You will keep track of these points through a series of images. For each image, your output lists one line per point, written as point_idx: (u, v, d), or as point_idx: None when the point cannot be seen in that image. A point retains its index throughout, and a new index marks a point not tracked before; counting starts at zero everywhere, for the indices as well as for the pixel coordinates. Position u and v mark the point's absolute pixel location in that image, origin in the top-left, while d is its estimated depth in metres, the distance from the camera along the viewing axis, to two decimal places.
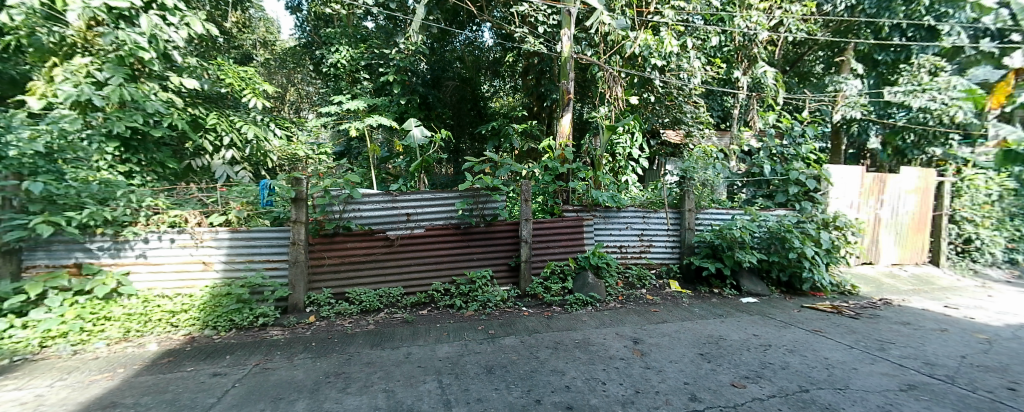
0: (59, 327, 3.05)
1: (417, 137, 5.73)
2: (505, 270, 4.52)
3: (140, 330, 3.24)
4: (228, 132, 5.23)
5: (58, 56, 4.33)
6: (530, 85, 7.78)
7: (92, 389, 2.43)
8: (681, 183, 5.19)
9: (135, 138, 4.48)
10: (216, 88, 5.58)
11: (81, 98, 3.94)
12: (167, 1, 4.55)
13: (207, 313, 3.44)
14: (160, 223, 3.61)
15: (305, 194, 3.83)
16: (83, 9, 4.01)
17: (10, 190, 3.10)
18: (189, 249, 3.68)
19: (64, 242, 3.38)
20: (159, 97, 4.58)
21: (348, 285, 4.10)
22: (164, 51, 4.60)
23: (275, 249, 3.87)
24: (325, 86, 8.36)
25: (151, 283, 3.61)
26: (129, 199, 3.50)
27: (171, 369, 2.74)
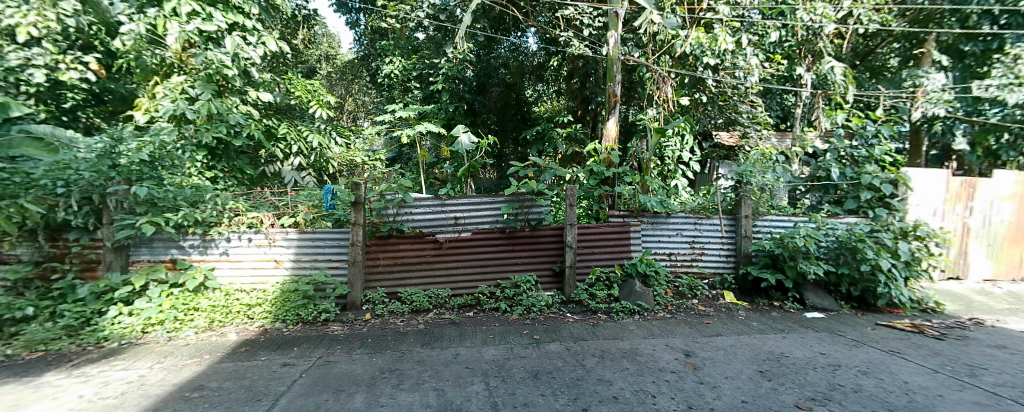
0: (158, 315, 3.45)
1: (465, 143, 5.86)
2: (549, 275, 4.51)
3: (222, 320, 3.61)
4: (296, 141, 5.75)
5: (159, 75, 4.94)
6: (574, 88, 7.74)
7: (184, 372, 2.72)
8: (736, 188, 4.91)
9: (220, 148, 5.09)
10: (284, 100, 6.10)
11: (177, 112, 4.50)
12: (247, 23, 5.11)
13: (278, 307, 3.74)
14: (240, 224, 3.98)
15: (364, 199, 4.06)
16: (180, 33, 4.56)
17: (122, 194, 3.57)
18: (264, 248, 4.02)
19: (163, 240, 3.83)
20: (239, 110, 5.09)
21: (399, 285, 4.28)
22: (243, 68, 5.12)
23: (336, 249, 4.13)
24: (379, 96, 8.83)
25: (232, 277, 3.99)
26: (217, 202, 3.89)
27: (248, 357, 3.01)
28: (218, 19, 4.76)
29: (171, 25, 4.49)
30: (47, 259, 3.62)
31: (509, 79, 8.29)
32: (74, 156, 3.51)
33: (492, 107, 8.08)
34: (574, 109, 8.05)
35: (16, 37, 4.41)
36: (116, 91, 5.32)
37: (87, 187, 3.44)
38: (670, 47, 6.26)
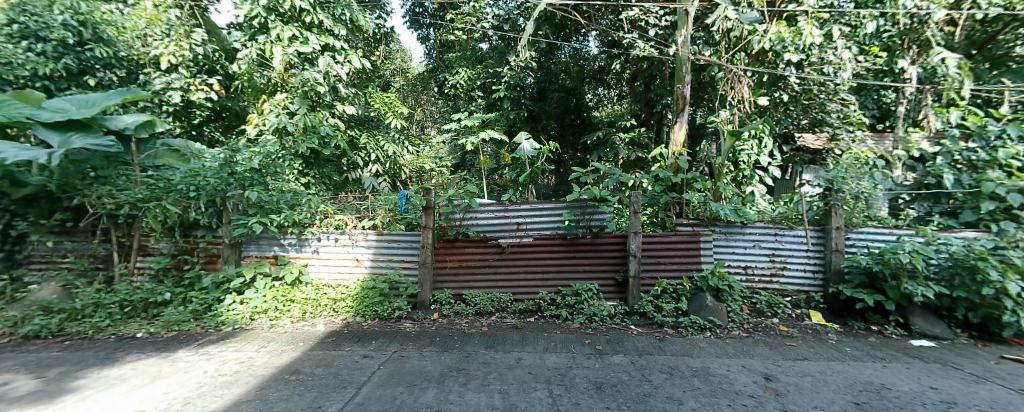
0: (262, 304, 3.95)
1: (527, 150, 5.94)
2: (611, 285, 4.37)
3: (313, 312, 4.00)
4: (375, 150, 6.37)
5: (266, 94, 5.67)
6: (638, 91, 7.51)
7: (283, 357, 3.06)
8: (825, 196, 4.41)
9: (313, 157, 5.74)
10: (363, 111, 6.64)
11: (280, 126, 5.23)
12: (336, 44, 5.70)
13: (358, 303, 4.06)
14: (329, 225, 4.39)
15: (434, 203, 4.28)
16: (283, 56, 5.23)
17: (237, 197, 4.14)
18: (348, 248, 4.40)
19: (268, 238, 4.35)
20: (329, 122, 5.70)
21: (463, 288, 4.43)
22: (332, 84, 5.71)
23: (409, 250, 4.40)
24: (445, 106, 9.28)
25: (322, 273, 4.41)
26: (310, 205, 4.32)
27: (334, 347, 3.31)
28: (312, 42, 5.41)
29: (275, 50, 5.18)
30: (181, 252, 4.28)
31: (571, 85, 8.26)
32: (203, 167, 4.20)
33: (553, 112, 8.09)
34: (637, 112, 7.76)
35: (161, 65, 5.29)
36: (232, 108, 6.17)
37: (210, 191, 4.08)
38: (746, 42, 5.81)
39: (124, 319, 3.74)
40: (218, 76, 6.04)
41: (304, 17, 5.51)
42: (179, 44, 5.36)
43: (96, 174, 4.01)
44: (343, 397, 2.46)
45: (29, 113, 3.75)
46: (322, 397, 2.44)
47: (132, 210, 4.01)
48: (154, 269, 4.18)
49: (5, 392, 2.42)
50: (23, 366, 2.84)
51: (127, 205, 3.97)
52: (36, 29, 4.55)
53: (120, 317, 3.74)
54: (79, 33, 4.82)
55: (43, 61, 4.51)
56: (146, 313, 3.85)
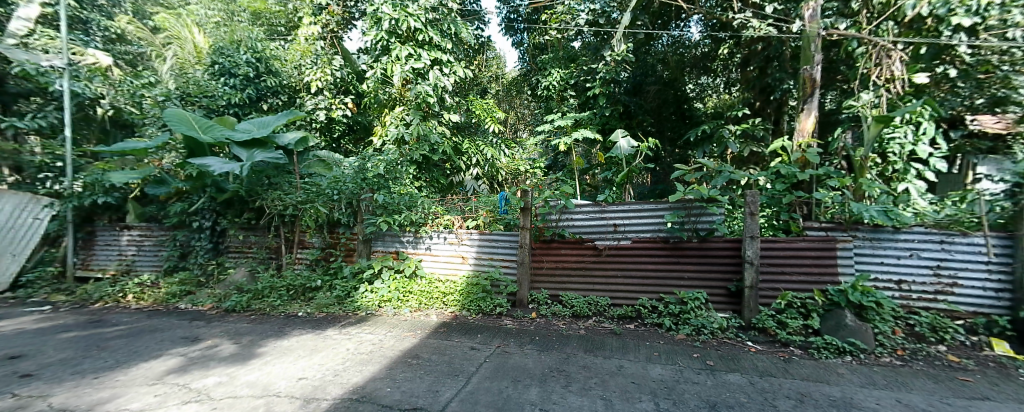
0: (387, 294, 4.53)
1: (623, 148, 5.76)
2: (722, 295, 3.95)
3: (426, 304, 4.46)
4: (475, 154, 6.88)
5: (387, 108, 6.48)
6: (750, 77, 6.70)
7: (405, 342, 3.45)
8: (1014, 195, 3.50)
9: (426, 163, 6.45)
10: (465, 119, 7.13)
11: (401, 135, 5.97)
12: (443, 57, 6.24)
13: (464, 297, 4.38)
14: (439, 225, 4.81)
15: (531, 205, 4.39)
16: (401, 73, 5.95)
17: (368, 199, 4.81)
18: (455, 246, 4.74)
19: (390, 236, 4.93)
20: (438, 130, 6.30)
21: (560, 288, 4.42)
22: (440, 95, 6.29)
23: (509, 249, 4.58)
24: (538, 107, 9.46)
25: (433, 268, 4.81)
26: (424, 206, 4.79)
27: (446, 337, 3.62)
28: (424, 58, 6.00)
29: (395, 69, 5.94)
30: (326, 246, 5.06)
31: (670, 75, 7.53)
32: (343, 173, 4.93)
33: (649, 107, 7.43)
34: (750, 101, 6.92)
35: (312, 90, 6.46)
36: (360, 122, 7.10)
37: (348, 195, 4.78)
38: (894, 10, 4.86)
39: (290, 300, 4.64)
40: (350, 96, 6.98)
41: (418, 36, 6.09)
42: (323, 70, 6.41)
43: (271, 181, 5.09)
44: (456, 384, 2.69)
45: (227, 135, 4.84)
46: (438, 383, 2.69)
47: (294, 210, 4.88)
48: (309, 259, 5.04)
49: (216, 352, 3.16)
50: (226, 333, 3.66)
51: (291, 207, 4.86)
52: (229, 67, 5.94)
53: (285, 298, 4.63)
54: (257, 68, 6.12)
55: (234, 93, 5.83)
56: (304, 296, 4.69)
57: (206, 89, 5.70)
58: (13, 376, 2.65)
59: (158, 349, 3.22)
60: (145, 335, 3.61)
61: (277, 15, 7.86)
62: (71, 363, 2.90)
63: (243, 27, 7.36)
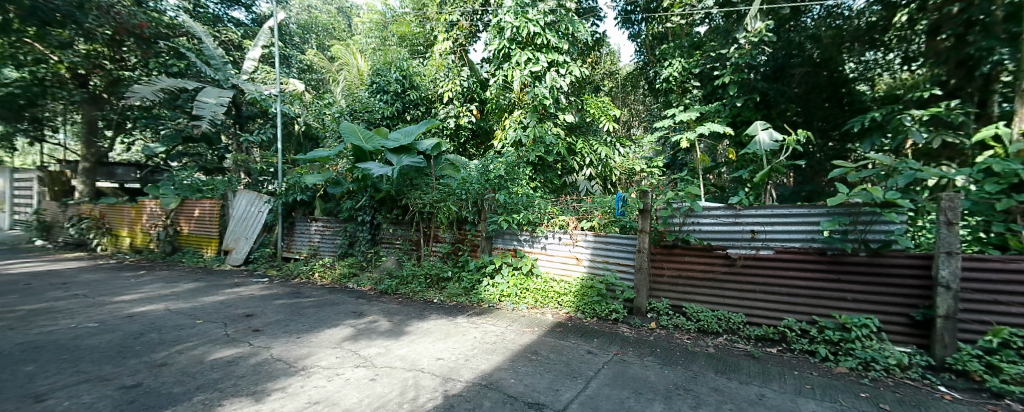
0: (506, 289, 4.84)
1: (764, 142, 4.92)
2: (902, 325, 3.17)
3: (542, 302, 4.63)
4: (589, 154, 6.89)
5: (507, 112, 6.90)
6: (941, 48, 4.77)
7: (525, 337, 3.63)
8: None
9: (540, 165, 6.68)
10: (579, 118, 7.17)
11: (520, 138, 6.33)
12: (560, 58, 6.33)
13: (579, 299, 4.40)
14: (555, 225, 4.90)
15: (650, 207, 4.16)
16: (520, 78, 6.25)
17: (490, 199, 5.19)
18: (569, 247, 4.77)
19: (508, 234, 5.22)
20: (553, 131, 6.48)
21: (684, 299, 4.07)
22: (556, 96, 6.48)
23: (626, 254, 4.41)
24: (656, 102, 8.96)
25: (548, 268, 4.93)
26: (540, 206, 4.94)
27: (563, 338, 3.69)
28: (542, 61, 6.19)
29: (515, 75, 6.27)
30: (455, 241, 5.60)
31: (822, 56, 5.74)
32: (469, 175, 5.40)
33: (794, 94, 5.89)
34: (941, 80, 4.86)
35: (445, 100, 7.22)
36: (483, 127, 7.69)
37: (474, 195, 5.23)
38: None
39: (427, 287, 5.38)
40: (475, 103, 7.55)
41: (537, 40, 6.29)
42: (454, 81, 7.11)
43: (414, 183, 5.85)
44: (576, 386, 2.73)
45: (382, 143, 5.70)
46: (559, 382, 2.77)
47: (431, 208, 5.60)
48: (441, 252, 5.65)
49: (375, 327, 3.77)
50: (381, 311, 4.36)
51: (429, 205, 5.58)
52: (384, 85, 7.10)
53: (423, 286, 5.38)
54: (403, 85, 7.22)
55: (386, 107, 6.95)
56: (438, 284, 5.37)
57: (368, 105, 6.93)
58: (250, 329, 3.57)
59: (336, 319, 3.99)
60: (327, 307, 4.50)
61: (417, 35, 9.02)
62: (283, 323, 3.79)
63: (392, 50, 8.67)
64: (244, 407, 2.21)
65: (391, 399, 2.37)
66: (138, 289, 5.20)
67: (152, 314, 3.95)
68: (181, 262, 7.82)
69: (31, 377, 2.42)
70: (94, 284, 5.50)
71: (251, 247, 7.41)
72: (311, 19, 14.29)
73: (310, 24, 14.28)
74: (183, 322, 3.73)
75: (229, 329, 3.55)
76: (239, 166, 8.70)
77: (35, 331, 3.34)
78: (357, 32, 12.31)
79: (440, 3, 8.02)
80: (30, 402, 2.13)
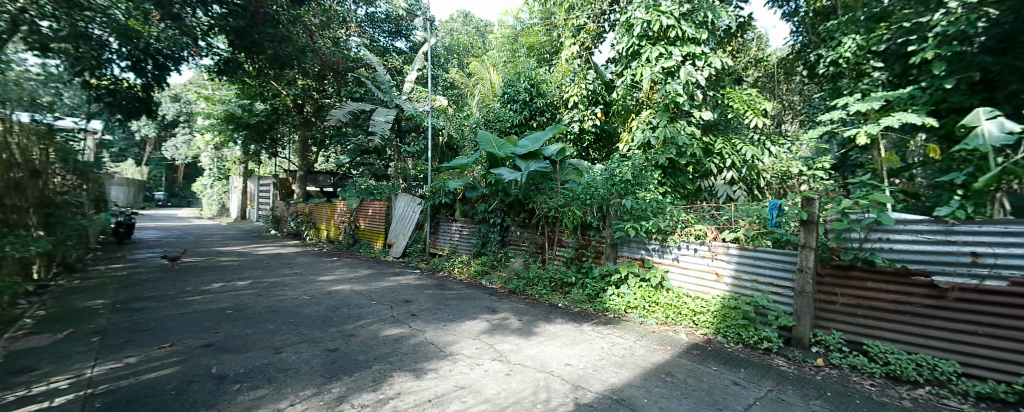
0: (633, 301, 4.66)
1: (991, 134, 3.66)
2: None
3: (675, 318, 4.33)
4: (731, 154, 6.07)
5: (635, 113, 6.67)
6: None
7: (657, 355, 3.45)
8: None
9: (672, 168, 6.21)
10: (717, 116, 6.53)
11: (648, 140, 6.00)
12: (697, 50, 5.81)
13: (719, 321, 3.96)
14: (689, 235, 4.52)
15: (817, 217, 3.49)
16: (652, 74, 5.90)
17: (616, 204, 5.07)
18: (707, 260, 4.33)
19: (636, 242, 5.02)
20: (686, 131, 6.02)
21: (869, 334, 3.26)
22: (691, 92, 5.98)
23: (781, 273, 3.75)
24: (817, 91, 7.61)
25: (681, 282, 4.56)
26: (673, 213, 4.64)
27: (703, 362, 3.38)
28: (675, 55, 5.75)
29: (645, 72, 5.91)
30: (579, 246, 5.63)
31: None
32: (594, 180, 5.39)
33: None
34: None
35: (570, 105, 7.36)
36: (607, 130, 7.62)
37: (599, 200, 5.21)
38: None
39: (551, 291, 5.52)
40: (600, 106, 7.47)
41: (670, 33, 5.89)
42: (579, 86, 7.18)
43: (540, 187, 6.11)
44: None
45: (513, 150, 6.10)
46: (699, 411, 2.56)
47: (555, 212, 5.75)
48: (565, 256, 5.74)
49: (507, 324, 4.04)
50: (511, 309, 4.65)
51: (554, 209, 5.73)
52: (514, 94, 7.58)
53: (548, 289, 5.54)
54: (531, 93, 7.50)
55: (515, 116, 7.47)
56: (562, 289, 5.47)
57: (499, 115, 7.61)
58: (409, 313, 4.18)
59: (474, 313, 4.39)
60: (466, 300, 4.99)
61: (545, 44, 9.43)
62: (432, 311, 4.33)
63: (522, 61, 9.20)
64: (406, 381, 2.60)
65: (525, 397, 2.52)
66: (330, 271, 6.54)
67: (342, 293, 4.93)
68: (358, 252, 9.54)
69: (273, 333, 3.27)
70: (304, 265, 7.14)
71: (407, 242, 8.63)
72: (454, 41, 16.13)
73: (452, 46, 16.16)
74: (362, 301, 4.57)
75: (393, 311, 4.22)
76: (399, 172, 10.24)
77: (273, 298, 4.50)
78: (491, 47, 13.38)
79: (567, 10, 8.20)
80: (273, 352, 2.89)
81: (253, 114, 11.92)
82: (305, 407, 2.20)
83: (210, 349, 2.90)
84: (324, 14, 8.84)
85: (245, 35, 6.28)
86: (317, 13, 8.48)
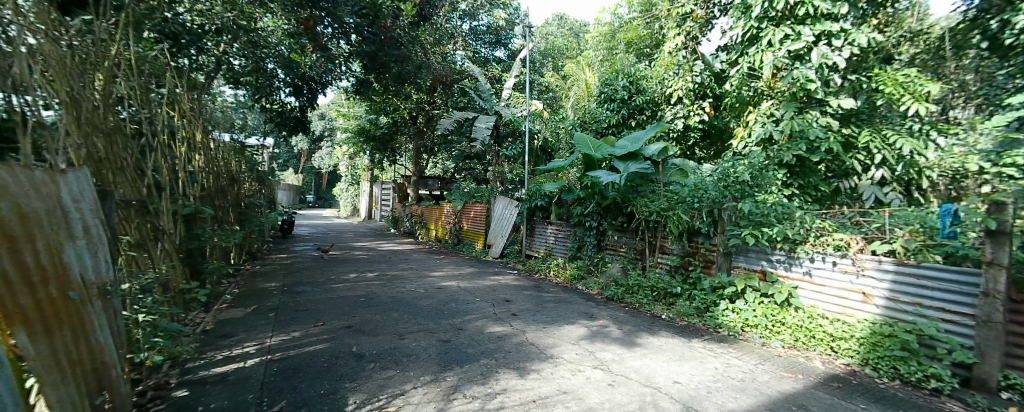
0: (753, 318, 4.18)
1: None
2: None
3: (806, 343, 3.76)
4: (881, 149, 5.07)
5: (753, 105, 6.03)
6: None
7: (784, 384, 3.06)
8: None
9: (799, 166, 5.45)
10: (861, 103, 5.53)
11: (767, 134, 5.34)
12: (835, 27, 4.95)
13: (867, 350, 3.35)
14: (826, 245, 3.91)
15: (1009, 227, 2.76)
16: (775, 60, 5.19)
17: (731, 208, 4.62)
18: (851, 276, 3.69)
19: (756, 251, 4.52)
20: (820, 123, 5.20)
21: None
22: (826, 78, 5.15)
23: (956, 297, 3.03)
24: None
25: (815, 301, 3.97)
26: (802, 220, 4.09)
27: (845, 398, 2.90)
28: (806, 34, 4.99)
29: (767, 57, 5.22)
30: (685, 254, 5.28)
31: None
32: (704, 181, 5.03)
33: None
34: None
35: (673, 101, 6.95)
36: (717, 126, 7.09)
37: (709, 203, 4.81)
38: None
39: (653, 300, 5.25)
40: (709, 99, 6.90)
41: (799, 11, 5.16)
42: (684, 79, 6.70)
43: (639, 190, 5.91)
44: None
45: (610, 151, 5.98)
46: None
47: (658, 217, 5.45)
48: (669, 265, 5.42)
49: (607, 332, 3.96)
50: (612, 317, 4.54)
51: (656, 213, 5.46)
52: (611, 93, 7.40)
53: (650, 298, 5.28)
54: (630, 90, 7.25)
55: (612, 116, 7.31)
56: (665, 299, 5.17)
57: (596, 116, 7.52)
58: (509, 312, 4.36)
59: (573, 317, 4.39)
60: (564, 304, 5.01)
61: (644, 39, 9.06)
62: (532, 312, 4.46)
63: (620, 58, 8.93)
64: (511, 379, 2.72)
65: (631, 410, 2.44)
66: (440, 268, 7.14)
67: (450, 289, 5.34)
68: (462, 251, 10.19)
69: (397, 321, 3.69)
70: (418, 261, 7.91)
71: (505, 243, 8.95)
72: (550, 45, 16.39)
73: (549, 49, 16.43)
74: (467, 297, 4.89)
75: (495, 309, 4.43)
76: (497, 176, 10.70)
77: (395, 289, 5.08)
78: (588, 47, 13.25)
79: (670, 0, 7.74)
80: (397, 338, 3.25)
81: (378, 127, 13.59)
82: (426, 390, 2.45)
83: (350, 330, 3.38)
84: (437, 32, 9.73)
85: (376, 58, 7.20)
86: (430, 32, 9.35)
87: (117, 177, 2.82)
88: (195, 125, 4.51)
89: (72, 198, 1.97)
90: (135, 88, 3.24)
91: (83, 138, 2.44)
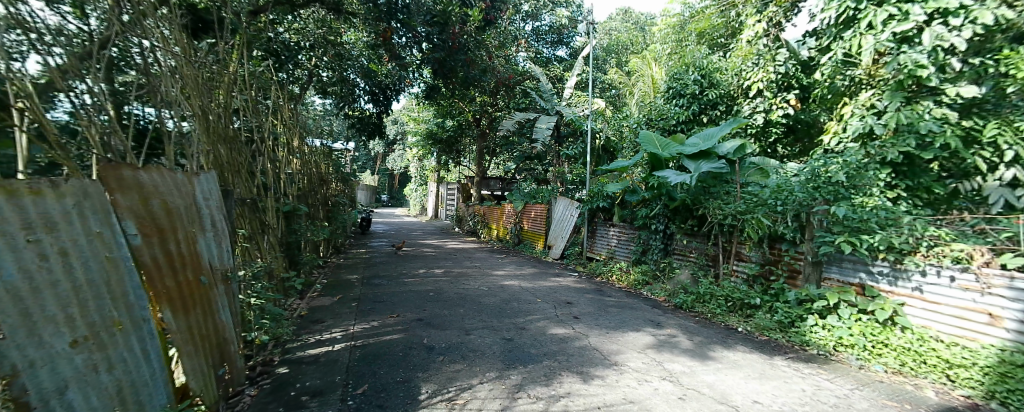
0: (847, 337, 3.72)
1: None
2: None
3: (914, 369, 3.26)
4: (1015, 143, 4.24)
5: (847, 96, 5.54)
6: None
7: None
8: None
9: (907, 165, 4.81)
10: (989, 91, 4.72)
11: (866, 129, 4.77)
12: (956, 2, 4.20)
13: (994, 381, 2.85)
14: (941, 257, 3.38)
15: None
16: (876, 45, 4.58)
17: (823, 213, 4.20)
18: (974, 295, 3.18)
19: (853, 261, 4.06)
20: (934, 114, 4.52)
21: None
22: (942, 62, 4.46)
23: None
24: None
25: (928, 322, 3.45)
26: (911, 227, 3.62)
27: None
28: (917, 12, 4.30)
29: (866, 43, 4.63)
30: (766, 262, 4.91)
31: None
32: (789, 182, 4.65)
33: None
34: None
35: (751, 94, 6.50)
36: (804, 120, 6.43)
37: (795, 206, 4.39)
38: None
39: (727, 311, 4.91)
40: (794, 91, 6.29)
41: None
42: (765, 70, 6.20)
43: (712, 191, 5.58)
44: None
45: (680, 149, 5.71)
46: None
47: (734, 220, 5.10)
48: (746, 273, 5.05)
49: (676, 342, 3.78)
50: (681, 326, 4.33)
51: (730, 216, 5.11)
52: (680, 88, 7.07)
53: (724, 309, 4.95)
54: (702, 84, 6.86)
55: (681, 112, 6.97)
56: (742, 311, 4.82)
57: (663, 112, 7.21)
58: (572, 315, 4.34)
59: (639, 324, 4.26)
60: (628, 310, 4.87)
61: (718, 29, 8.50)
62: (595, 316, 4.40)
63: (690, 50, 8.47)
64: (575, 383, 2.71)
65: None
66: (502, 267, 7.29)
67: (512, 288, 5.43)
68: (523, 252, 10.30)
69: (463, 317, 3.84)
70: (482, 260, 8.14)
71: (566, 245, 8.90)
72: (614, 42, 15.99)
73: (613, 46, 16.01)
74: (529, 298, 4.94)
75: (558, 311, 4.44)
76: (558, 176, 10.67)
77: (461, 286, 5.28)
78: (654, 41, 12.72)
79: None
80: (464, 334, 3.39)
81: (444, 130, 14.18)
82: (491, 387, 2.52)
83: (421, 323, 3.58)
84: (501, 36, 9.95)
85: (444, 64, 7.48)
86: (495, 36, 9.58)
87: (235, 178, 3.25)
88: (293, 131, 5.06)
89: (204, 197, 2.32)
90: (246, 100, 3.71)
91: (209, 145, 2.85)
